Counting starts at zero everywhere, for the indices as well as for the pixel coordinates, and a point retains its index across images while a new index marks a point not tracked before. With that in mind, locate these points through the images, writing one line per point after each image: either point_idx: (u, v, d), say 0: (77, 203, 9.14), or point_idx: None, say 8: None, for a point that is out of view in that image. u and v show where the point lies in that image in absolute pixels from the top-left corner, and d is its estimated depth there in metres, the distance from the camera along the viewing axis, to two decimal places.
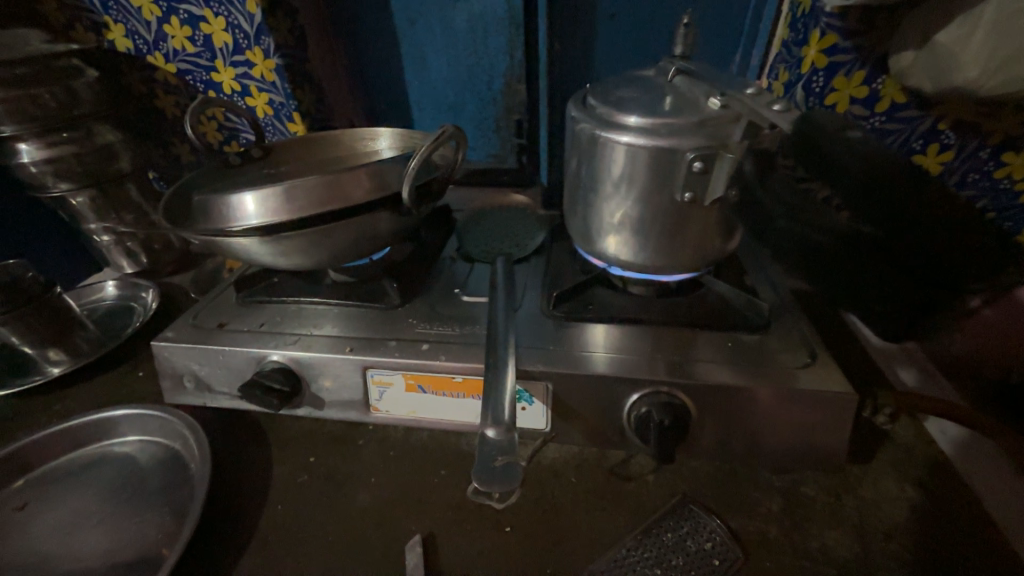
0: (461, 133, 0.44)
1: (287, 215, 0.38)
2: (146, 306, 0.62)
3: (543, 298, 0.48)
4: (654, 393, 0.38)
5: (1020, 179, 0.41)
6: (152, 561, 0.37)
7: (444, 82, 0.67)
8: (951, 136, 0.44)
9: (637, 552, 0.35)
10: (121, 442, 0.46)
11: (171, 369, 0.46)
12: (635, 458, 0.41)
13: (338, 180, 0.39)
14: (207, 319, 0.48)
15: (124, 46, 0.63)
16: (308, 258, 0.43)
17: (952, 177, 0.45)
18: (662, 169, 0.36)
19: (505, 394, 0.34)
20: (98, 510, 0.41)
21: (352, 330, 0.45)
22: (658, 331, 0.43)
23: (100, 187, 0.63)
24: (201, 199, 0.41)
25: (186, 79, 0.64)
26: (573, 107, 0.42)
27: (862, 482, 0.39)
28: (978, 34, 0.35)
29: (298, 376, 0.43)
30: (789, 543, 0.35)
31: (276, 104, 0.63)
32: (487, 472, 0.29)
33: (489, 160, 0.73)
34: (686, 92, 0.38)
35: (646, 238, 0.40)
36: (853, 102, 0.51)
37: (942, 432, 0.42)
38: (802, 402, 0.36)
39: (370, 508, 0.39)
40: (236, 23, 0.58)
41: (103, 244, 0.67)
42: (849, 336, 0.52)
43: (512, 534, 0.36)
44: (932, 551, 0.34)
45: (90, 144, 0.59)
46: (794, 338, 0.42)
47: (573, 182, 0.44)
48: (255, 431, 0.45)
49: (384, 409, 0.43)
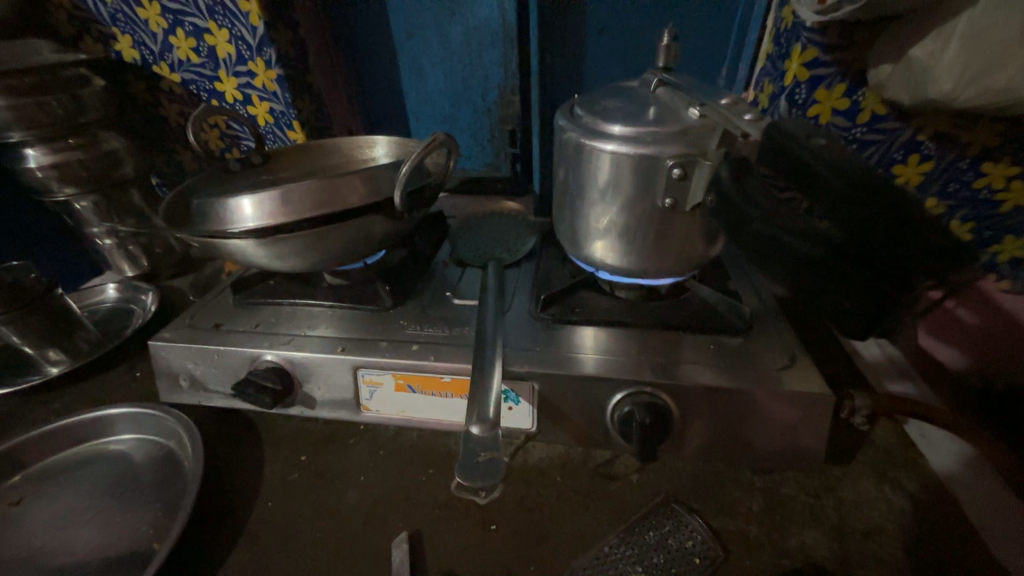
0: (452, 140, 0.45)
1: (284, 218, 0.40)
2: (146, 308, 0.64)
3: (532, 301, 0.49)
4: (637, 392, 0.38)
5: (999, 189, 0.45)
6: (143, 555, 0.37)
7: (440, 93, 0.69)
8: (931, 148, 0.48)
9: (619, 549, 0.35)
10: (117, 440, 0.47)
11: (167, 368, 0.47)
12: (620, 459, 0.42)
13: (334, 185, 0.40)
14: (202, 320, 0.49)
15: (131, 57, 0.65)
16: (303, 261, 0.44)
17: (935, 185, 0.49)
18: (645, 176, 0.37)
19: (492, 392, 0.35)
20: (92, 505, 0.41)
21: (344, 331, 0.46)
22: (642, 333, 0.44)
23: (104, 192, 0.65)
24: (200, 202, 0.42)
25: (191, 88, 0.66)
26: (561, 116, 0.44)
27: (842, 482, 0.40)
28: (951, 49, 0.37)
29: (291, 375, 0.44)
30: (769, 542, 0.36)
31: (277, 112, 0.64)
32: (470, 468, 0.30)
33: (484, 168, 0.75)
34: (667, 102, 0.39)
35: (631, 243, 0.41)
36: (836, 113, 0.54)
37: (923, 435, 0.44)
38: (783, 403, 0.37)
39: (359, 504, 0.40)
40: (239, 35, 0.59)
41: (106, 247, 0.68)
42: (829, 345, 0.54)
43: (497, 531, 0.37)
44: (911, 552, 0.35)
45: (95, 149, 0.61)
46: (776, 340, 0.43)
47: (560, 189, 0.45)
48: (248, 430, 0.46)
49: (374, 408, 0.44)
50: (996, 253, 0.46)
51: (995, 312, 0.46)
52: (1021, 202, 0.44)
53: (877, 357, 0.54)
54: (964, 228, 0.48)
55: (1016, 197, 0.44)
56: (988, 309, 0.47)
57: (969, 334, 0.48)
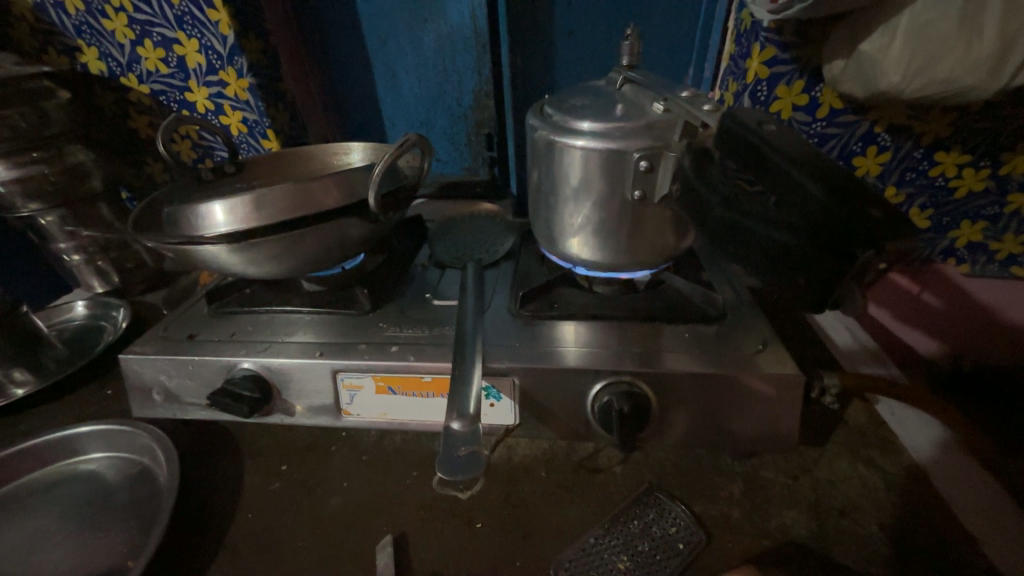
0: (424, 141, 0.46)
1: (256, 222, 0.39)
2: (117, 324, 0.62)
3: (511, 299, 0.49)
4: (616, 382, 0.39)
5: (952, 176, 0.51)
6: (117, 574, 0.36)
7: (415, 99, 0.70)
8: (887, 139, 0.52)
9: (604, 540, 0.35)
10: (88, 460, 0.46)
11: (139, 382, 0.45)
12: (604, 451, 0.43)
13: (307, 187, 0.40)
14: (176, 332, 0.48)
15: (97, 69, 0.64)
16: (278, 267, 0.44)
17: (894, 175, 0.54)
18: (614, 170, 0.38)
19: (472, 388, 0.36)
20: (63, 527, 0.40)
21: (323, 336, 0.46)
22: (620, 325, 0.45)
23: (71, 206, 0.63)
24: (172, 210, 0.42)
25: (160, 99, 0.65)
26: (532, 116, 0.44)
27: (818, 463, 0.41)
28: (896, 44, 0.39)
29: (269, 383, 0.43)
30: (750, 524, 0.36)
31: (250, 121, 0.64)
32: (451, 462, 0.30)
33: (461, 172, 0.75)
34: (633, 99, 0.40)
35: (605, 237, 0.42)
36: (797, 109, 0.55)
37: (892, 413, 0.45)
38: (756, 387, 0.38)
39: (343, 511, 0.39)
40: (209, 44, 0.59)
41: (74, 263, 0.67)
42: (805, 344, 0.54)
43: (482, 529, 0.37)
44: (886, 526, 0.36)
45: (61, 163, 0.60)
46: (748, 327, 0.44)
47: (534, 187, 0.46)
48: (227, 442, 0.45)
49: (355, 412, 0.43)
50: (955, 238, 0.53)
51: (961, 296, 0.54)
52: (971, 187, 0.50)
53: (852, 344, 0.54)
54: (924, 216, 0.54)
55: (967, 183, 0.50)
56: (957, 295, 0.55)
57: (941, 317, 0.55)
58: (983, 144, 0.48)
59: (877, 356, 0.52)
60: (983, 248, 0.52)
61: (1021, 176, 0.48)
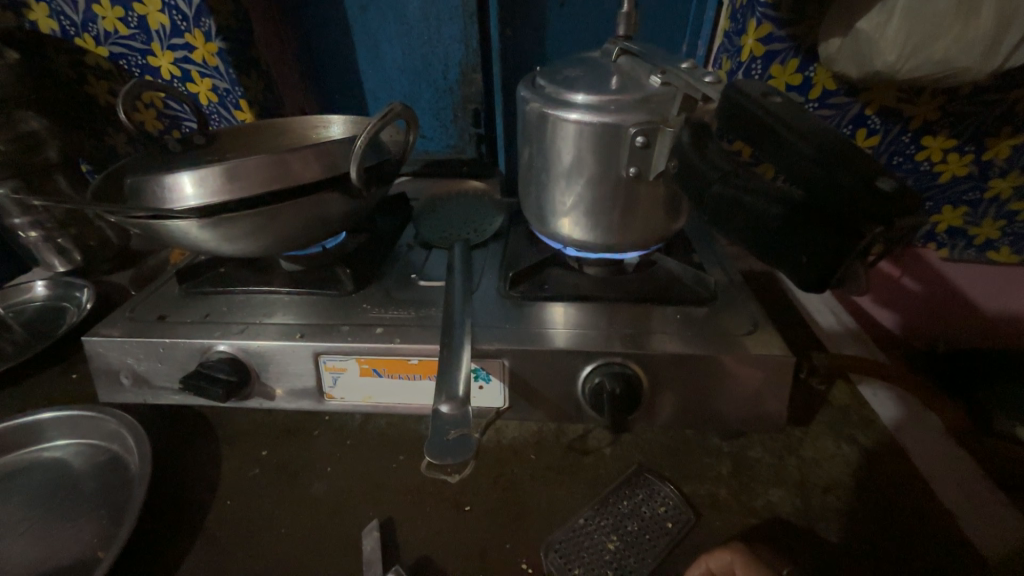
0: (410, 112, 0.43)
1: (228, 196, 0.37)
2: (79, 304, 0.58)
3: (500, 280, 0.48)
4: (608, 363, 0.38)
5: (937, 161, 0.52)
6: (87, 566, 0.34)
7: (399, 71, 0.67)
8: (877, 122, 0.52)
9: (594, 521, 0.35)
10: (51, 448, 0.43)
11: (105, 365, 0.43)
12: (593, 433, 0.42)
13: (284, 159, 0.38)
14: (144, 313, 0.45)
15: (47, 27, 0.59)
16: (252, 244, 0.41)
17: (882, 157, 0.54)
18: (608, 145, 0.37)
19: (460, 371, 0.34)
20: (25, 518, 0.38)
21: (303, 317, 0.44)
22: (611, 306, 0.44)
23: (26, 177, 0.58)
24: (134, 181, 0.39)
25: (120, 63, 0.60)
26: (523, 88, 0.42)
27: (803, 442, 0.41)
28: (894, 22, 0.38)
29: (246, 366, 0.41)
30: (737, 502, 0.37)
31: (220, 90, 0.61)
32: (440, 446, 0.29)
33: (448, 150, 0.72)
34: (629, 71, 0.39)
35: (598, 217, 0.41)
36: (790, 89, 0.54)
37: (874, 393, 0.46)
38: (746, 367, 0.38)
39: (327, 495, 0.38)
40: (173, 3, 0.56)
41: (31, 241, 0.62)
42: (790, 327, 0.54)
43: (471, 512, 0.36)
44: (867, 503, 0.37)
45: (10, 130, 0.55)
46: (737, 309, 0.43)
47: (525, 165, 0.45)
48: (203, 428, 0.43)
49: (338, 396, 0.42)
50: (937, 222, 0.55)
51: (942, 283, 0.57)
52: (955, 172, 0.52)
53: (835, 326, 0.55)
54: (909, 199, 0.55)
55: (952, 168, 0.52)
56: (938, 281, 0.57)
57: (921, 303, 0.58)
58: (969, 129, 0.49)
59: (859, 338, 0.53)
60: (962, 232, 0.54)
61: (1002, 162, 0.50)
